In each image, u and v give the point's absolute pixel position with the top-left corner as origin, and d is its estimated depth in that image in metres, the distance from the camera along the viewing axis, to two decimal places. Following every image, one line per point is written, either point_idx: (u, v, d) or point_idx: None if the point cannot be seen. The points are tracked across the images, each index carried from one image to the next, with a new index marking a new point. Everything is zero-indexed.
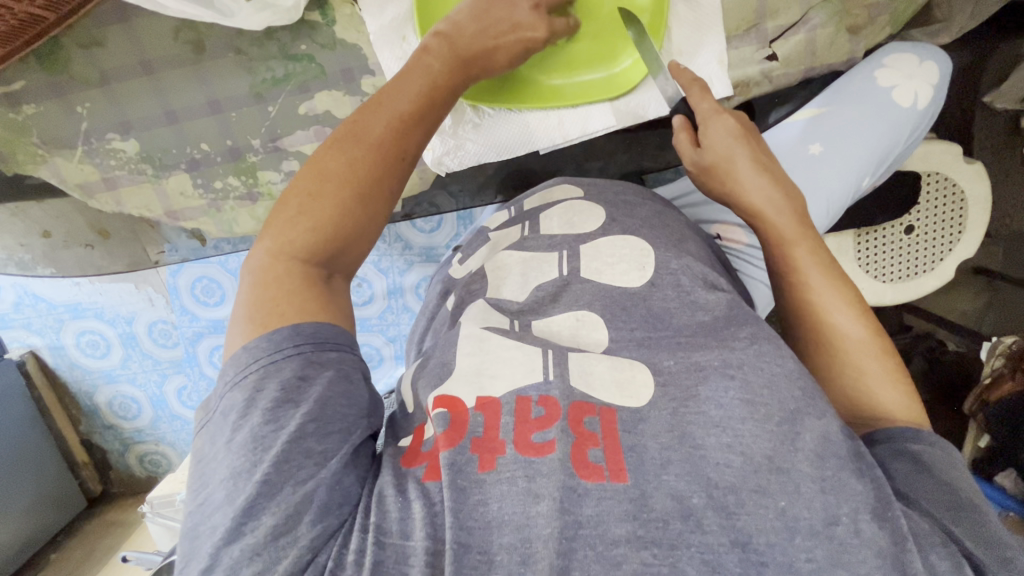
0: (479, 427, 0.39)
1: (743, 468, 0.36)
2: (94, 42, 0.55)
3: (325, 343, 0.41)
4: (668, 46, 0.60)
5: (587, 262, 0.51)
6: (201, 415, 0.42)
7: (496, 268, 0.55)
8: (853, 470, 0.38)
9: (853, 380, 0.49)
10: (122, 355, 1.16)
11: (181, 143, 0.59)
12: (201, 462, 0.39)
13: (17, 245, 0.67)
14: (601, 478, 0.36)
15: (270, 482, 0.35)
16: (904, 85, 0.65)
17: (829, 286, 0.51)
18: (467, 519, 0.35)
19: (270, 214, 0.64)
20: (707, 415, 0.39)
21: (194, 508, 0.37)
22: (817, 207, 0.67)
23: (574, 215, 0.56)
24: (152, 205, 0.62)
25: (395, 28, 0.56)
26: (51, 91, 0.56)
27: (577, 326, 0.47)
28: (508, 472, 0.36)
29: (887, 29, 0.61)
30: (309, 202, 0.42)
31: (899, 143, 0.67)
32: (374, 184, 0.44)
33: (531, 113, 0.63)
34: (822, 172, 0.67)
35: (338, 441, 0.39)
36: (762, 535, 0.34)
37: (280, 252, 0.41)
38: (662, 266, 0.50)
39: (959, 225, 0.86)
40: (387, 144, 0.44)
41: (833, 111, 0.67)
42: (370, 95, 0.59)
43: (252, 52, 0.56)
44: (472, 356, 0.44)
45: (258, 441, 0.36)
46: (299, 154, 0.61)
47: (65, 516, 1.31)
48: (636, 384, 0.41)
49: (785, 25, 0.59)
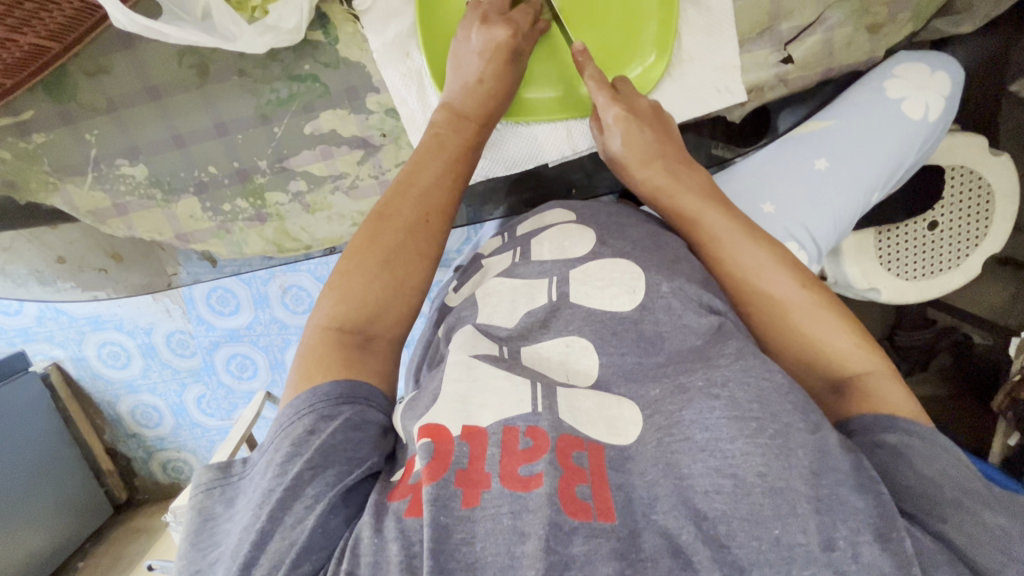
0: (463, 458, 0.38)
1: (734, 493, 0.36)
2: (99, 68, 0.55)
3: (340, 398, 0.43)
4: (678, 53, 0.59)
5: (577, 286, 0.51)
6: (217, 473, 0.45)
7: (486, 295, 0.53)
8: (853, 485, 0.37)
9: (802, 348, 0.51)
10: (142, 366, 1.18)
11: (189, 167, 0.59)
12: (220, 521, 0.41)
13: (29, 274, 0.67)
14: (589, 516, 0.35)
15: (267, 531, 0.37)
16: (914, 96, 0.62)
17: (754, 253, 0.53)
18: (448, 561, 0.33)
19: (279, 234, 0.64)
20: (691, 440, 0.38)
21: (204, 567, 0.39)
22: (822, 226, 0.63)
23: (566, 239, 0.55)
24: (163, 229, 0.63)
25: (398, 44, 0.56)
26: (60, 119, 0.57)
27: (566, 353, 0.47)
28: (493, 508, 0.35)
29: (909, 26, 0.58)
30: (346, 278, 0.49)
31: (909, 156, 0.64)
32: (402, 249, 0.50)
33: (539, 126, 0.62)
34: (829, 188, 0.63)
35: (329, 484, 0.39)
36: (756, 567, 0.34)
37: (326, 325, 0.47)
38: (652, 289, 0.49)
39: (975, 241, 0.83)
40: (412, 208, 0.52)
41: (840, 124, 0.64)
42: (375, 112, 0.58)
43: (255, 73, 0.56)
44: (459, 381, 0.43)
45: (264, 494, 0.39)
46: (306, 174, 0.60)
47: (92, 523, 1.35)
48: (623, 422, 0.42)
49: (801, 26, 0.56)
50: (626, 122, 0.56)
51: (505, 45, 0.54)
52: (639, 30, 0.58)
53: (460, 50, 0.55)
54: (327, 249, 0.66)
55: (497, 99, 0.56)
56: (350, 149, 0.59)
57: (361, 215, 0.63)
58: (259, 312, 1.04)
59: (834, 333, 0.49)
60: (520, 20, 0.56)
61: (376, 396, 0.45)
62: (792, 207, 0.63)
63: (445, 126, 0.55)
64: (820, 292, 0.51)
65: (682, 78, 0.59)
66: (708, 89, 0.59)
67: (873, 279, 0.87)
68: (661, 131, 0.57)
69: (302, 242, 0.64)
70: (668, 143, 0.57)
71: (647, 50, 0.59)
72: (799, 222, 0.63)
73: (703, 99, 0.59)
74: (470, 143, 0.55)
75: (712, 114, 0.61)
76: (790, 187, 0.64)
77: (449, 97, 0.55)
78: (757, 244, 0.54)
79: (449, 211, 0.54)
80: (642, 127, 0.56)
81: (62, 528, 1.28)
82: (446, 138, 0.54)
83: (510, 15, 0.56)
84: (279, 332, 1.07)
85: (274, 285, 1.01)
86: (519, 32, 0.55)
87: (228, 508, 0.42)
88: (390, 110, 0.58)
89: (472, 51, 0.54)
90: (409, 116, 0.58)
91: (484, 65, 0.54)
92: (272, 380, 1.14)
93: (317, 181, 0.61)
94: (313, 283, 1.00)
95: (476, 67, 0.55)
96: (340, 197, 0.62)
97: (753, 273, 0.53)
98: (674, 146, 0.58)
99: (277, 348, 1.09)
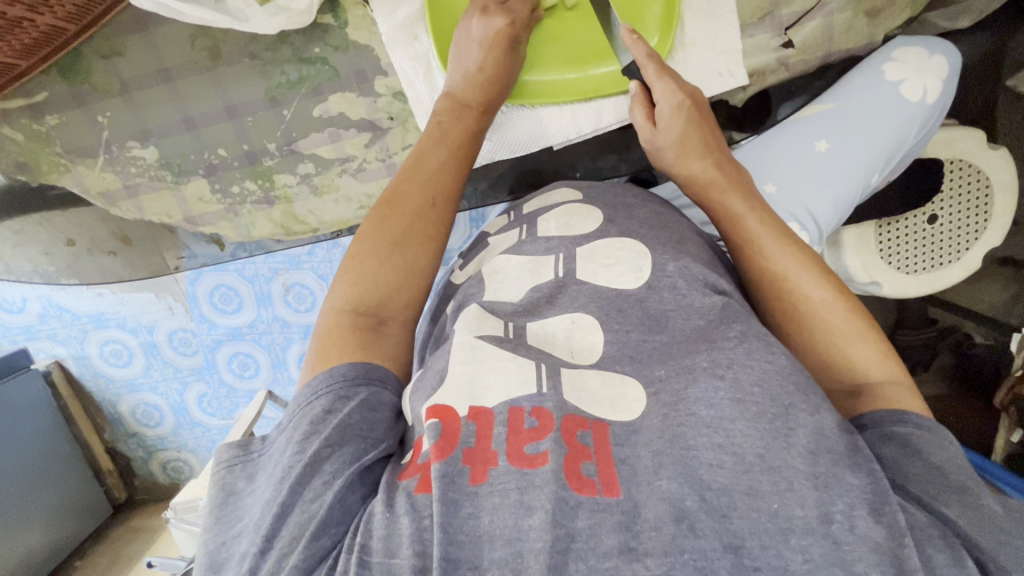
0: (471, 436, 0.38)
1: (736, 469, 0.36)
2: (113, 51, 0.56)
3: (355, 379, 0.44)
4: (680, 37, 0.60)
5: (583, 264, 0.51)
6: (237, 450, 0.44)
7: (491, 273, 0.54)
8: (848, 465, 0.37)
9: (826, 351, 0.50)
10: (144, 363, 1.18)
11: (199, 149, 0.60)
12: (242, 496, 0.42)
13: (32, 270, 0.68)
14: (594, 491, 0.35)
15: (287, 506, 0.37)
16: (912, 79, 0.63)
17: (791, 254, 0.53)
18: (456, 534, 0.33)
19: (286, 217, 0.64)
20: (696, 415, 0.39)
21: (228, 540, 0.39)
22: (823, 208, 0.63)
23: (572, 217, 0.56)
24: (172, 211, 0.64)
25: (407, 27, 0.57)
26: (73, 101, 0.58)
27: (571, 329, 0.47)
28: (500, 484, 0.36)
29: (906, 11, 0.59)
30: (359, 263, 0.50)
31: (908, 139, 0.65)
32: (411, 232, 0.51)
33: (544, 109, 0.63)
34: (830, 170, 0.64)
35: (347, 461, 0.39)
36: (755, 537, 0.33)
37: (340, 309, 0.48)
38: (658, 269, 0.50)
39: (976, 232, 0.84)
40: (419, 193, 0.53)
41: (839, 107, 0.64)
42: (383, 95, 0.59)
43: (266, 56, 0.57)
44: (465, 364, 0.43)
45: (285, 470, 0.39)
46: (314, 156, 0.61)
47: (93, 522, 1.34)
48: (628, 400, 0.42)
49: (802, 11, 0.58)
50: (681, 116, 0.57)
51: (505, 35, 0.55)
52: (643, 15, 0.60)
53: (462, 42, 0.56)
54: (333, 232, 0.67)
55: (500, 90, 0.57)
56: (358, 131, 0.60)
57: (368, 198, 0.64)
58: (262, 311, 1.05)
59: (861, 342, 0.49)
60: (517, 10, 0.57)
61: (391, 379, 0.46)
62: (794, 189, 0.64)
63: (447, 115, 0.55)
64: (855, 302, 0.51)
65: (684, 61, 0.60)
66: (710, 72, 0.60)
67: (873, 272, 0.88)
68: (709, 131, 0.58)
69: (309, 225, 0.65)
70: (717, 143, 0.58)
71: (650, 34, 0.60)
72: (800, 204, 0.64)
73: (705, 82, 0.60)
74: (474, 131, 0.56)
75: (714, 97, 0.62)
76: (791, 170, 0.65)
77: (451, 88, 0.56)
78: (798, 248, 0.53)
79: (455, 197, 0.55)
80: (695, 119, 0.57)
81: (63, 526, 1.27)
82: (449, 125, 0.55)
83: (508, 7, 0.57)
84: (281, 330, 1.07)
85: (277, 282, 1.01)
86: (517, 23, 0.56)
87: (249, 485, 0.42)
88: (398, 93, 0.59)
89: (474, 42, 0.55)
90: (417, 99, 0.59)
91: (484, 56, 0.55)
92: (273, 379, 1.14)
93: (325, 164, 0.62)
94: (316, 281, 1.00)
95: (477, 58, 0.55)
96: (348, 179, 0.63)
97: (785, 272, 0.52)
98: (722, 148, 0.59)
99: (279, 346, 1.09)
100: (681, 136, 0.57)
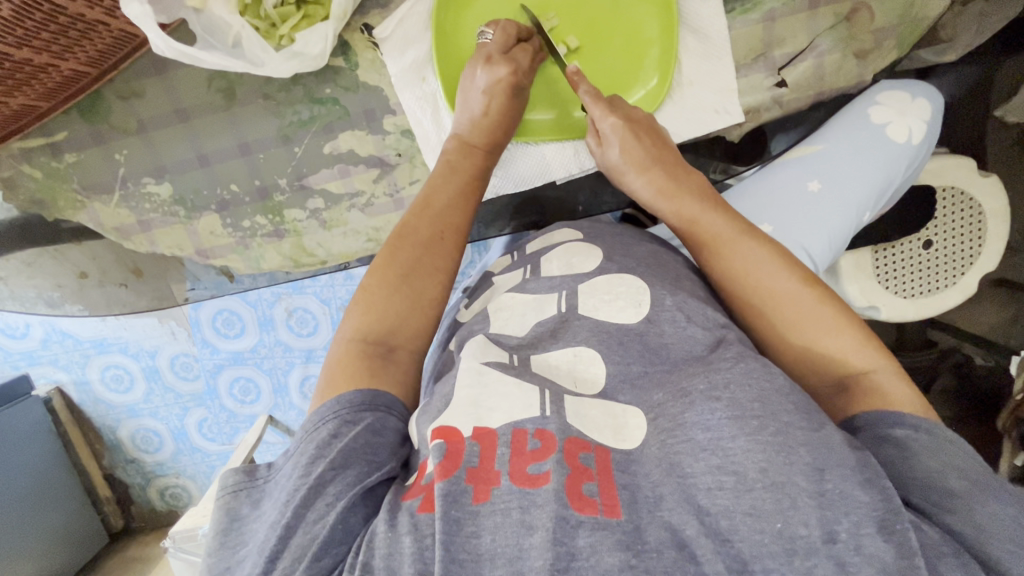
0: (474, 456, 0.39)
1: (737, 489, 0.36)
2: (133, 93, 0.58)
3: (362, 405, 0.44)
4: (678, 77, 0.62)
5: (584, 299, 0.52)
6: (242, 475, 0.45)
7: (497, 309, 0.55)
8: (859, 481, 0.37)
9: (805, 351, 0.50)
10: (145, 389, 1.18)
11: (212, 185, 0.62)
12: (247, 522, 0.42)
13: (36, 296, 0.69)
14: (594, 511, 0.36)
15: (291, 528, 0.38)
16: (897, 121, 0.65)
17: (754, 251, 0.53)
18: (458, 552, 0.34)
19: (295, 250, 0.66)
20: (693, 439, 0.39)
21: (232, 565, 0.40)
22: (819, 245, 0.65)
23: (573, 256, 0.57)
24: (184, 244, 0.65)
25: (415, 70, 0.59)
26: (92, 140, 0.60)
27: (573, 361, 0.48)
28: (502, 504, 0.36)
29: (893, 53, 0.60)
30: (368, 293, 0.51)
31: (896, 177, 0.67)
32: (420, 264, 0.52)
33: (547, 144, 0.65)
34: (823, 209, 0.66)
35: (350, 483, 0.40)
36: (759, 561, 0.34)
37: (350, 339, 0.49)
38: (657, 302, 0.51)
39: (970, 259, 0.86)
40: (428, 227, 0.54)
41: (829, 149, 0.67)
42: (391, 133, 0.61)
43: (279, 96, 0.59)
44: (470, 387, 0.44)
45: (289, 494, 0.40)
46: (324, 191, 0.63)
47: (87, 552, 1.32)
48: (629, 428, 0.43)
49: (793, 52, 0.60)
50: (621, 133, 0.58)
51: (507, 83, 0.57)
52: (642, 56, 0.62)
53: (467, 89, 0.58)
54: (340, 265, 0.68)
55: (501, 132, 0.59)
56: (367, 167, 0.62)
57: (375, 231, 0.65)
58: (264, 335, 1.05)
59: (835, 331, 0.49)
60: (520, 60, 0.59)
61: (397, 405, 0.46)
62: (790, 229, 0.65)
63: (455, 153, 0.58)
64: (821, 287, 0.51)
65: (682, 100, 0.62)
66: (707, 110, 0.62)
67: (872, 296, 0.89)
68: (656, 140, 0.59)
69: (317, 257, 0.66)
70: (666, 151, 0.59)
71: (649, 74, 0.62)
72: (796, 242, 0.65)
73: (702, 121, 0.62)
74: (481, 167, 0.58)
75: (712, 134, 0.64)
76: (786, 210, 0.66)
77: (458, 129, 0.58)
78: (759, 245, 0.53)
79: (464, 229, 0.56)
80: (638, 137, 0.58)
81: (58, 556, 1.25)
82: (457, 163, 0.57)
83: (510, 55, 0.58)
84: (283, 355, 1.08)
85: (280, 307, 1.02)
86: (519, 70, 0.58)
87: (255, 509, 0.42)
88: (406, 131, 0.61)
89: (477, 90, 0.57)
90: (425, 137, 0.61)
91: (489, 101, 0.57)
92: (274, 405, 1.14)
93: (334, 199, 0.63)
94: (319, 305, 1.01)
95: (481, 104, 0.57)
96: (356, 214, 0.64)
97: (747, 270, 0.53)
98: (673, 155, 0.59)
99: (281, 370, 1.10)
100: (626, 154, 0.58)
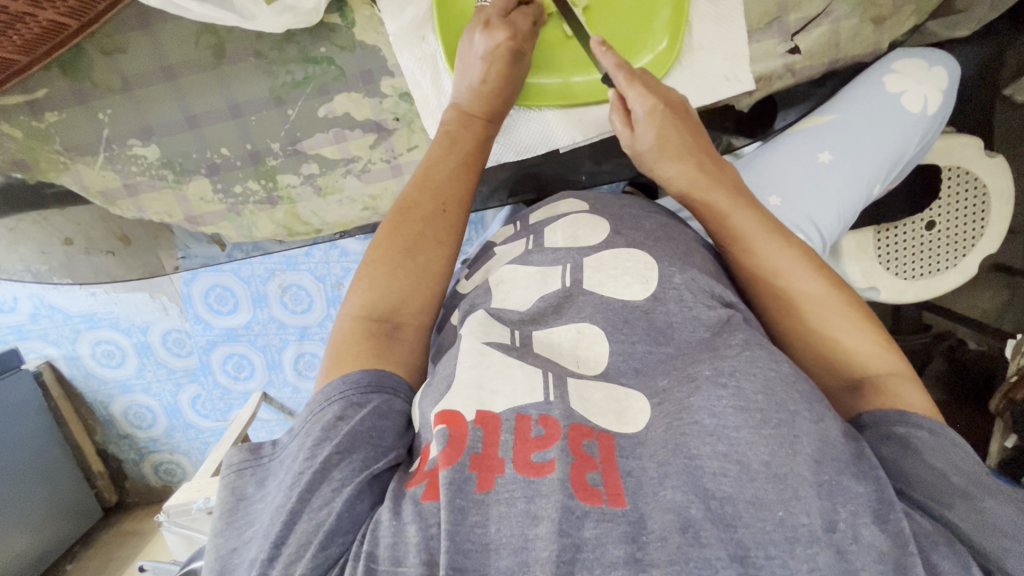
0: (478, 442, 0.38)
1: (741, 478, 0.36)
2: (116, 48, 0.55)
3: (369, 386, 0.43)
4: (688, 41, 0.60)
5: (590, 274, 0.51)
6: (247, 454, 0.44)
7: (498, 282, 0.53)
8: (852, 473, 0.37)
9: (822, 349, 0.51)
10: (137, 364, 1.16)
11: (202, 148, 0.60)
12: (253, 502, 0.41)
13: (23, 269, 0.67)
14: (600, 501, 0.35)
15: (295, 513, 0.37)
16: (913, 90, 0.64)
17: (786, 247, 0.53)
18: (463, 542, 0.33)
19: (289, 217, 0.64)
20: (700, 423, 0.38)
21: (239, 545, 0.39)
22: (829, 218, 0.65)
23: (578, 228, 0.55)
24: (173, 211, 0.63)
25: (414, 28, 0.56)
26: (74, 98, 0.57)
27: (576, 339, 0.47)
28: (507, 493, 0.35)
29: (912, 19, 0.59)
30: (371, 269, 0.50)
31: (908, 150, 0.66)
32: (422, 238, 0.51)
33: (551, 111, 0.63)
34: (834, 181, 0.66)
35: (356, 469, 0.39)
36: (762, 548, 0.33)
37: (355, 316, 0.48)
38: (664, 280, 0.49)
39: (972, 240, 0.85)
40: (429, 200, 0.52)
41: (841, 119, 0.66)
42: (389, 96, 0.59)
43: (271, 55, 0.56)
44: (472, 368, 0.42)
45: (295, 476, 0.39)
46: (318, 156, 0.61)
47: (81, 526, 1.32)
48: (632, 412, 0.42)
49: (809, 17, 0.57)
50: (659, 118, 0.54)
51: (507, 48, 0.54)
52: (651, 18, 0.60)
53: (466, 55, 0.55)
54: (336, 232, 0.67)
55: (500, 99, 0.56)
56: (363, 132, 0.60)
57: (372, 199, 0.63)
58: (258, 311, 1.04)
59: (857, 332, 0.49)
60: (519, 25, 0.56)
61: (404, 387, 0.45)
62: (800, 201, 0.66)
63: (454, 124, 0.55)
64: (852, 294, 0.51)
65: (692, 66, 0.60)
66: (717, 77, 0.60)
67: (872, 278, 0.88)
68: (692, 128, 0.56)
69: (312, 226, 0.65)
70: (701, 142, 0.56)
71: (658, 37, 0.60)
72: (805, 215, 0.65)
73: (711, 88, 0.60)
74: (481, 138, 0.56)
75: (720, 101, 0.62)
76: (798, 184, 0.66)
77: (457, 98, 0.56)
78: (792, 240, 0.53)
79: (465, 204, 0.54)
80: (674, 122, 0.55)
81: (50, 529, 1.25)
82: (456, 134, 0.55)
83: (510, 19, 0.56)
84: (277, 331, 1.06)
85: (274, 283, 1.00)
86: (519, 35, 0.55)
87: (260, 489, 0.42)
88: (404, 94, 0.59)
89: (476, 56, 0.54)
90: (424, 100, 0.59)
91: (487, 68, 0.54)
92: (269, 381, 1.13)
93: (330, 164, 0.61)
94: (313, 282, 0.99)
95: (479, 70, 0.55)
96: (352, 180, 0.62)
97: (775, 266, 0.52)
98: (708, 146, 0.57)
99: (275, 347, 1.08)
100: (661, 141, 0.55)
